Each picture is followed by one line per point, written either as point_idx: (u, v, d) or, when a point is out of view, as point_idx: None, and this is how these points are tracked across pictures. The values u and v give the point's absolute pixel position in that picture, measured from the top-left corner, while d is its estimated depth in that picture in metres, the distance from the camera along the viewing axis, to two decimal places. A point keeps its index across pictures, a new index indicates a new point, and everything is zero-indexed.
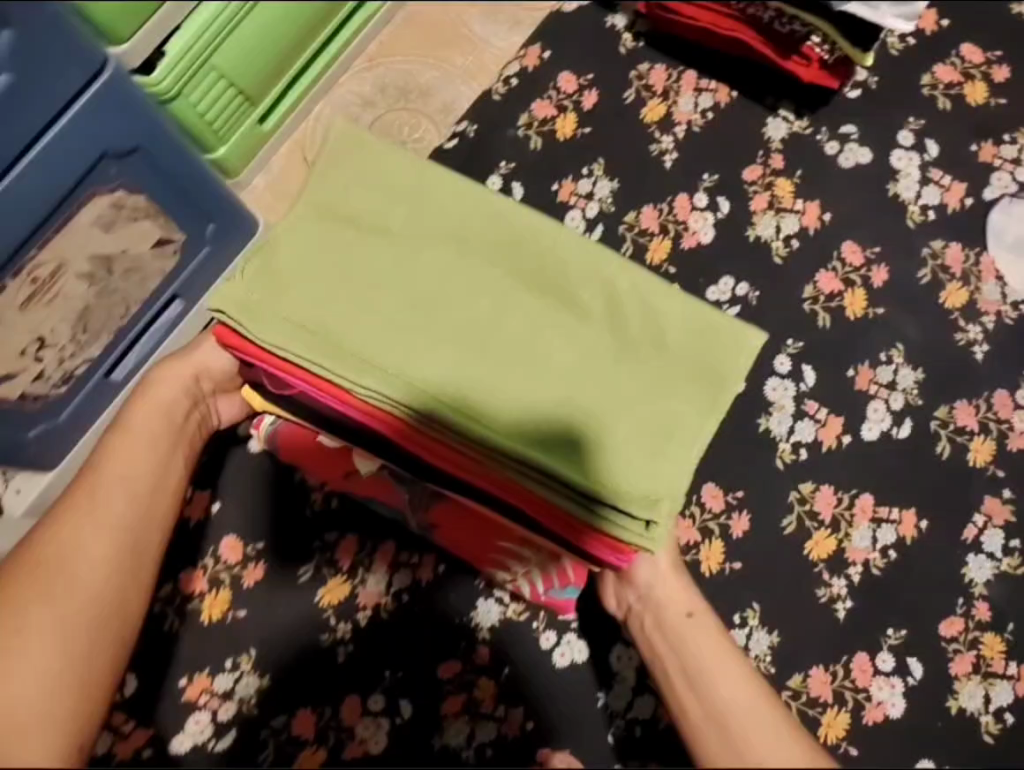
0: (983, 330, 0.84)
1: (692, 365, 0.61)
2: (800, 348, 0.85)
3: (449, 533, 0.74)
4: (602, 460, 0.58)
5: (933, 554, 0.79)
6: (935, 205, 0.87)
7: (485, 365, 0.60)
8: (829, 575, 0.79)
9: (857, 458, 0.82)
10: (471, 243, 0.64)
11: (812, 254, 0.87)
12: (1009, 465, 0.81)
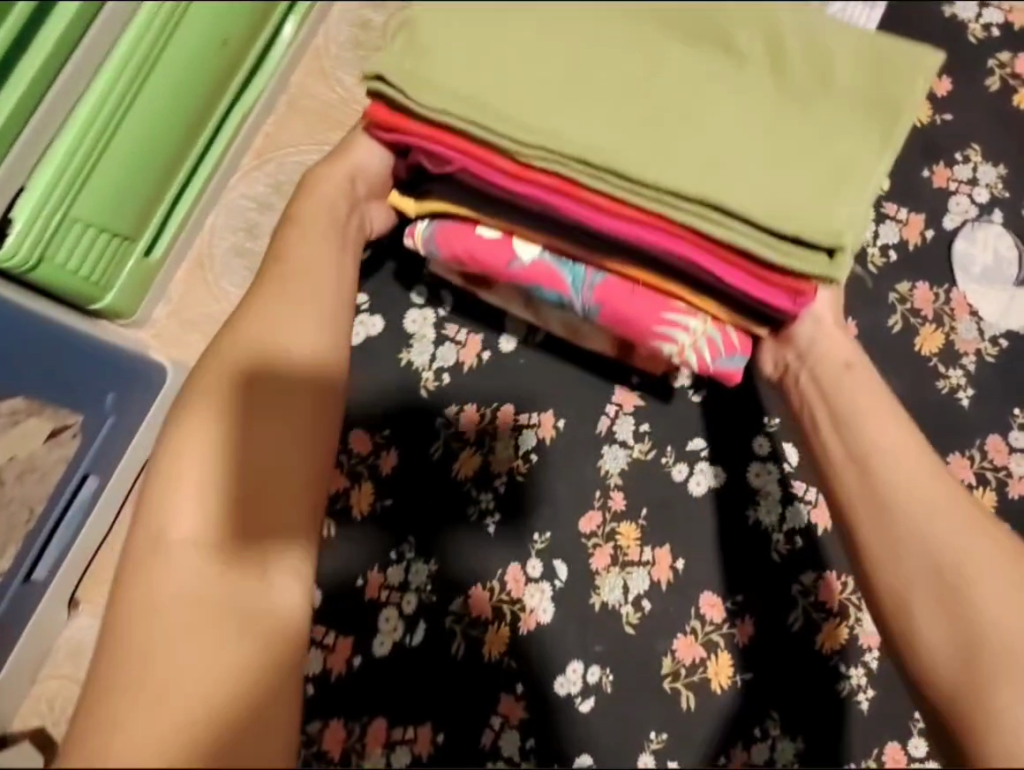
0: (965, 373, 0.79)
1: (868, 102, 0.67)
2: (777, 426, 0.80)
3: (612, 314, 0.69)
4: (787, 189, 0.64)
5: None
6: (895, 243, 0.82)
7: (661, 144, 0.66)
8: (846, 667, 0.75)
9: None
10: (623, 11, 0.71)
11: None
12: (1013, 515, 0.76)
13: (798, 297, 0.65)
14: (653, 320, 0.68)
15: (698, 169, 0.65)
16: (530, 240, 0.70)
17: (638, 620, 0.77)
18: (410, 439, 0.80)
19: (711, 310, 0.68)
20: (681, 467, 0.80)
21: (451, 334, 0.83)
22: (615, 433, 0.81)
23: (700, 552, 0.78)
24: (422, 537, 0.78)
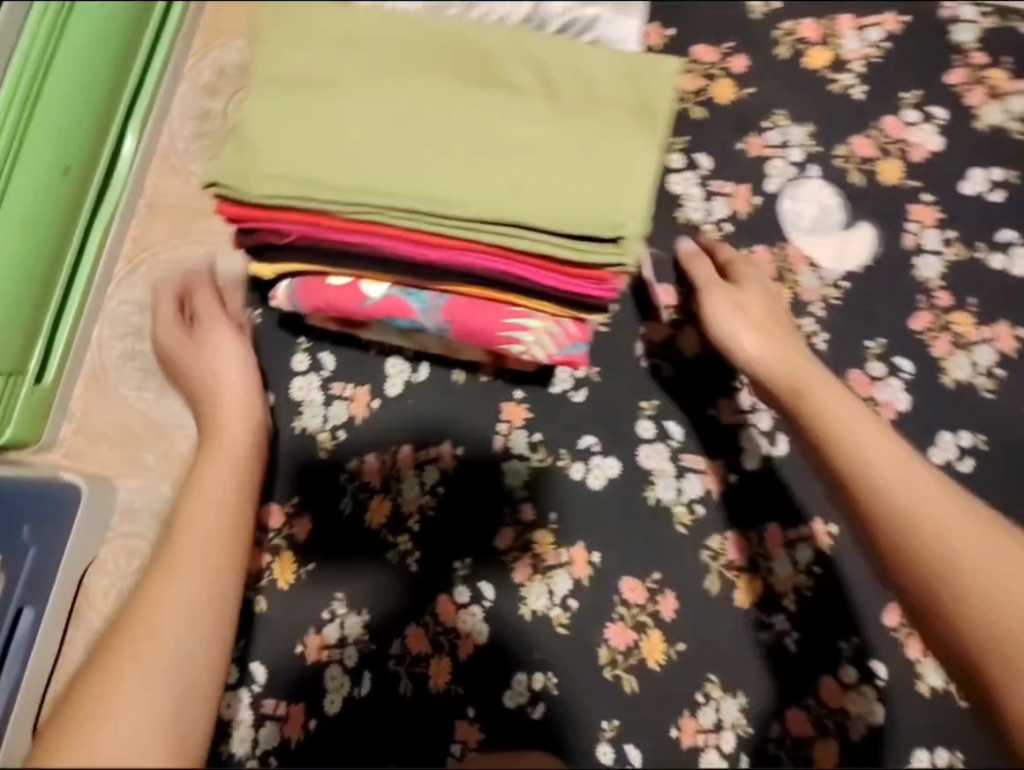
0: (816, 319, 0.85)
1: (632, 108, 0.69)
2: (657, 406, 0.84)
3: (461, 330, 0.72)
4: (575, 201, 0.66)
5: (853, 555, 0.79)
6: (728, 216, 0.88)
7: (460, 182, 0.68)
8: (767, 616, 0.78)
9: (750, 491, 0.81)
10: (402, 61, 0.72)
11: (634, 304, 0.88)
12: None
13: (605, 286, 0.68)
14: (496, 329, 0.71)
15: (495, 198, 0.67)
16: (373, 279, 0.72)
17: (567, 620, 0.80)
18: (318, 501, 0.83)
19: (543, 309, 0.71)
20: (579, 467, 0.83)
21: (338, 392, 0.86)
22: (511, 448, 0.85)
23: (612, 540, 0.81)
24: (351, 591, 0.81)
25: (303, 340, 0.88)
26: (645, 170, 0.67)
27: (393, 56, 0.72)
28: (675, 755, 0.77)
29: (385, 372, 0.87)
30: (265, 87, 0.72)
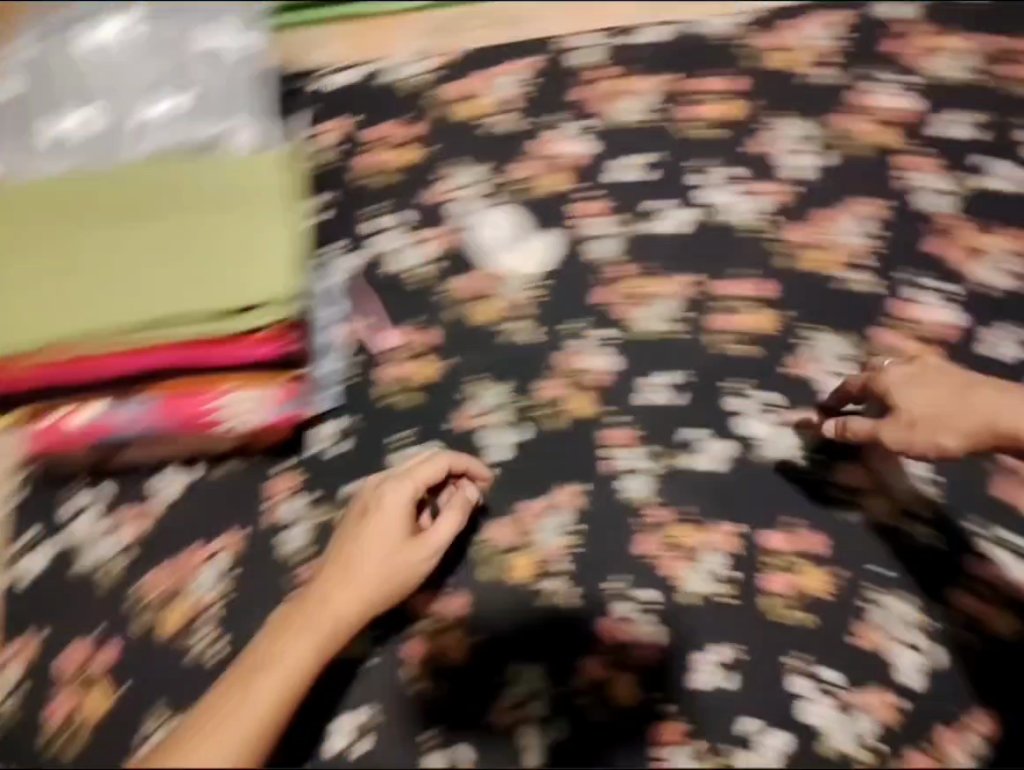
0: (526, 322, 0.97)
1: (269, 200, 0.90)
2: (411, 433, 0.93)
3: (178, 420, 0.86)
4: (235, 282, 0.85)
5: (603, 506, 0.89)
6: (431, 257, 0.99)
7: (143, 296, 0.85)
8: (543, 583, 0.87)
9: (506, 481, 0.91)
10: (87, 218, 0.89)
11: (372, 353, 0.96)
12: (605, 400, 0.94)
13: (275, 344, 0.85)
14: (203, 409, 0.85)
15: (173, 301, 0.84)
16: (92, 403, 0.86)
17: (376, 648, 0.85)
18: (120, 621, 0.86)
19: (238, 380, 0.86)
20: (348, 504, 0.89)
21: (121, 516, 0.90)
22: (291, 514, 0.89)
23: None
24: (170, 695, 0.83)
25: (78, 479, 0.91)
26: (296, 240, 0.88)
27: (73, 221, 0.88)
28: (495, 734, 0.83)
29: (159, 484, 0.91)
30: None
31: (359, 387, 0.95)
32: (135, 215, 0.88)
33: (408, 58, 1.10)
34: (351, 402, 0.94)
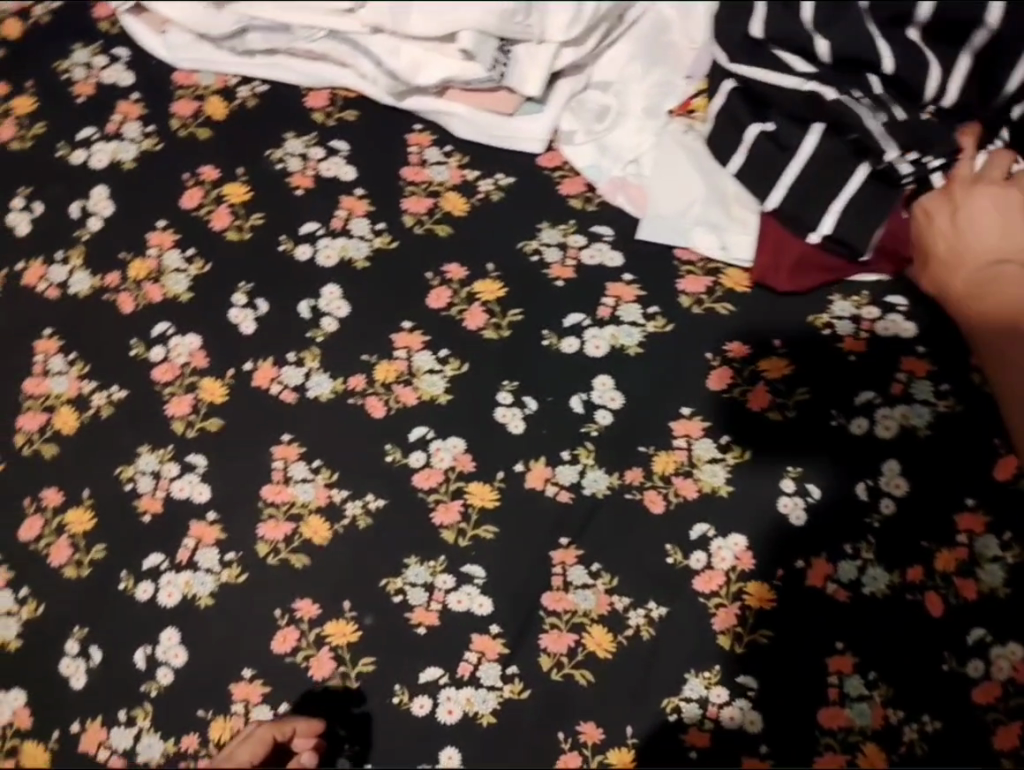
0: (250, 303, 0.80)
1: None
2: (178, 471, 0.77)
3: None
4: None
5: (385, 542, 0.74)
6: (155, 324, 0.81)
7: None
8: (349, 660, 0.72)
9: (265, 513, 0.75)
10: None
11: (97, 429, 0.79)
12: (392, 387, 0.77)
13: None
14: None
15: None
16: None
17: (152, 717, 0.73)
18: None
19: None
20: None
21: None
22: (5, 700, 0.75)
23: (170, 674, 0.73)
24: None
25: None
26: None
27: None
28: None
29: None
30: None
31: (97, 469, 0.78)
32: None
33: None
34: (114, 379, 0.80)
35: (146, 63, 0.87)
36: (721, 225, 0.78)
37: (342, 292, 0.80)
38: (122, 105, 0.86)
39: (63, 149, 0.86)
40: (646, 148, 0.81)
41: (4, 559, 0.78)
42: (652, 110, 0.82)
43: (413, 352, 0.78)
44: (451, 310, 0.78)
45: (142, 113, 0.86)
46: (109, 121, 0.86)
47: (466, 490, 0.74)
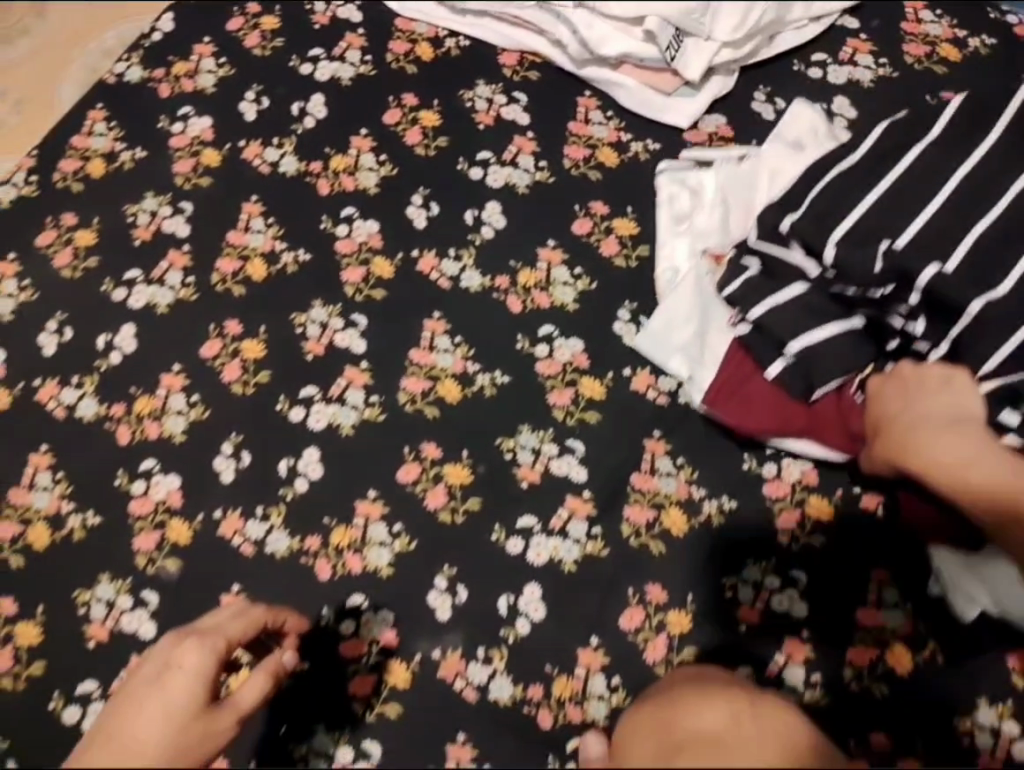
0: (425, 204, 0.97)
1: (81, 313, 0.95)
2: (344, 323, 0.92)
3: (57, 435, 0.90)
4: (72, 395, 0.92)
5: (507, 410, 0.88)
6: (344, 207, 0.97)
7: (44, 364, 0.93)
8: (461, 497, 0.85)
9: (410, 371, 0.90)
10: (55, 283, 0.96)
11: (282, 280, 0.95)
12: (533, 291, 0.92)
13: (50, 436, 0.90)
14: (111, 412, 0.91)
15: (50, 380, 0.92)
16: (49, 471, 0.89)
17: (284, 516, 0.85)
18: (37, 593, 0.85)
19: (143, 371, 0.92)
20: (138, 486, 0.88)
21: (34, 509, 0.88)
22: (162, 480, 0.88)
23: (307, 484, 0.86)
24: (104, 610, 0.84)
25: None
26: (114, 342, 0.93)
27: (19, 241, 0.98)
28: (471, 614, 0.81)
29: (56, 475, 0.89)
30: None
31: (276, 310, 0.93)
32: (53, 252, 0.97)
33: (199, 31, 1.07)
34: (303, 244, 0.96)
35: (373, 9, 1.07)
36: (697, 364, 0.85)
37: (502, 208, 0.96)
38: (349, 36, 1.05)
39: (294, 61, 1.04)
40: (682, 272, 0.90)
41: (182, 368, 0.92)
42: (702, 246, 0.91)
43: (553, 265, 0.93)
44: (591, 237, 0.94)
45: (364, 45, 1.05)
46: (336, 46, 1.05)
47: (580, 382, 0.88)
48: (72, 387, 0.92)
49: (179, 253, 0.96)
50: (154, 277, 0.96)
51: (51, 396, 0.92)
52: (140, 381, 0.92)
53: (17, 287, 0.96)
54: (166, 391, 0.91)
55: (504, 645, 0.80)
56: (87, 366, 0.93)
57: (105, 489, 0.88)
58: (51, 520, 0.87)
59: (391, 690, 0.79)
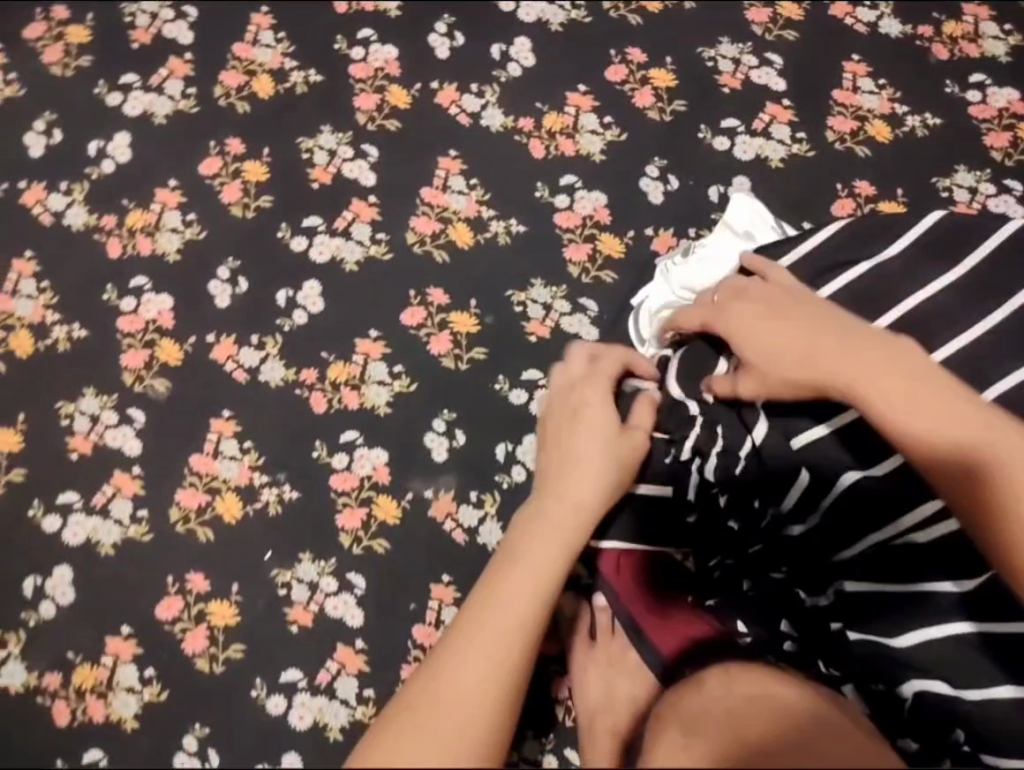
0: (452, 33, 0.90)
1: (70, 113, 0.88)
2: (353, 151, 0.87)
3: (38, 239, 0.85)
4: (58, 200, 0.86)
5: (521, 259, 0.84)
6: (364, 28, 0.91)
7: (29, 163, 0.87)
8: (465, 344, 0.82)
9: (421, 208, 0.85)
10: (44, 80, 0.89)
11: (290, 101, 0.88)
12: (556, 138, 0.87)
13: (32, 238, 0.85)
14: (100, 222, 0.85)
15: (34, 180, 0.86)
16: (28, 277, 0.84)
17: (279, 345, 0.82)
18: (14, 397, 0.81)
19: (135, 182, 0.86)
20: (128, 302, 0.83)
21: (12, 313, 0.83)
22: (152, 296, 0.83)
23: (309, 316, 0.83)
24: (86, 422, 0.81)
25: None
26: (107, 147, 0.87)
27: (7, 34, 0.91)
28: (466, 458, 0.80)
29: (37, 279, 0.84)
30: None
31: (282, 130, 0.87)
32: (44, 45, 0.90)
33: None
34: (317, 65, 0.89)
35: None
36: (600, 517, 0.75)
37: (531, 46, 0.90)
38: None
39: None
40: None
41: (179, 184, 0.86)
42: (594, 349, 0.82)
43: (582, 112, 0.87)
44: (625, 85, 0.88)
45: None
46: None
47: (598, 238, 0.84)
48: (60, 190, 0.86)
49: (181, 60, 0.90)
50: (152, 84, 0.89)
51: (36, 191, 0.86)
52: (132, 192, 0.86)
53: None
54: (160, 207, 0.86)
55: (499, 492, 0.79)
56: (76, 170, 0.87)
57: (92, 302, 0.83)
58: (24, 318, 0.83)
59: (378, 526, 0.78)
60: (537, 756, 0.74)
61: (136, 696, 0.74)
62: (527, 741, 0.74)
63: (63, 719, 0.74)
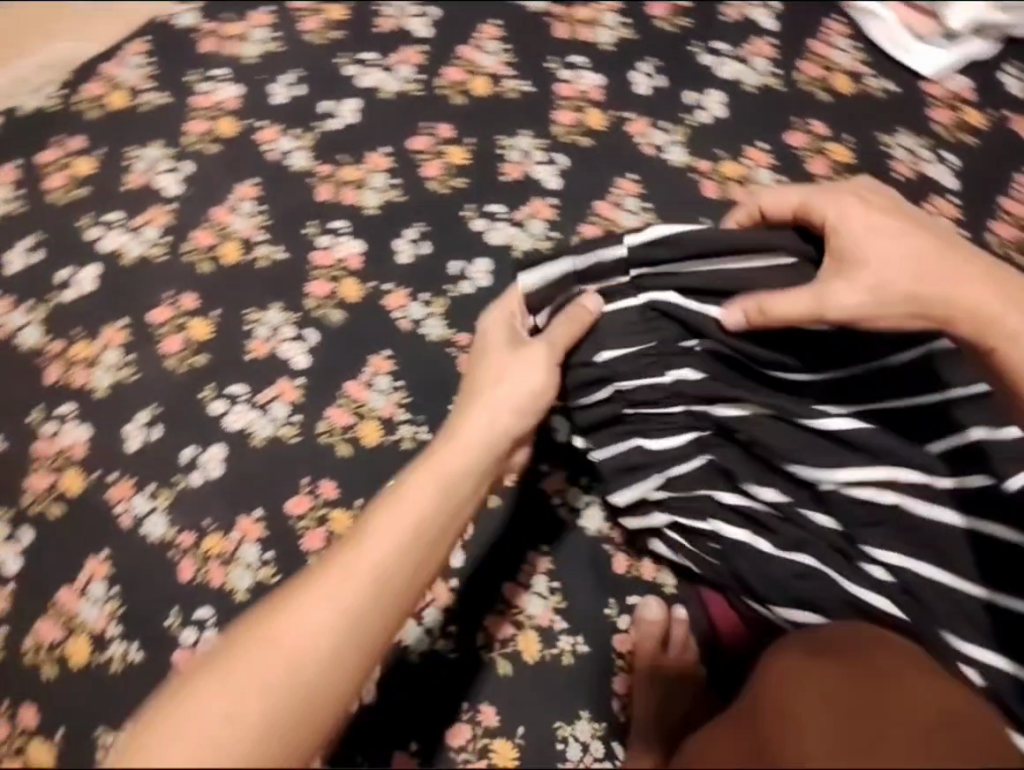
0: (655, 74, 1.01)
1: (317, 78, 1.04)
2: (545, 156, 0.97)
3: (267, 172, 1.00)
4: (290, 145, 1.01)
5: None
6: (577, 53, 1.02)
7: (274, 111, 1.03)
8: None
9: (594, 218, 0.95)
10: (302, 47, 1.06)
11: (501, 101, 1.00)
12: (729, 184, 0.95)
13: (262, 170, 1.00)
14: (319, 169, 0.99)
15: (273, 126, 1.02)
16: (251, 201, 0.98)
17: (445, 306, 0.92)
18: (214, 294, 0.94)
19: (355, 141, 1.00)
20: (325, 239, 0.96)
21: (230, 227, 0.97)
22: (346, 239, 0.96)
23: (475, 288, 0.93)
24: (266, 330, 0.92)
25: (203, 187, 0.99)
26: (339, 109, 1.02)
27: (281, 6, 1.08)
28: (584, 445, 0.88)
29: (257, 203, 0.98)
30: (207, 64, 1.06)
31: (488, 125, 0.99)
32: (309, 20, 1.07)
33: None
34: (530, 76, 1.01)
35: None
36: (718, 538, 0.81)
37: (723, 100, 0.99)
38: None
39: None
40: None
41: (391, 151, 0.99)
42: None
43: (757, 166, 0.95)
44: (802, 151, 0.96)
45: None
46: None
47: None
48: (292, 136, 1.01)
49: (416, 51, 1.04)
50: (389, 67, 1.03)
51: (274, 134, 1.01)
52: (351, 147, 1.00)
53: (268, 37, 1.07)
54: (370, 166, 0.99)
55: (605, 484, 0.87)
56: (310, 123, 1.01)
57: (296, 232, 0.96)
58: (237, 235, 0.97)
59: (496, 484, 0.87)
60: (588, 738, 0.81)
61: (252, 572, 0.84)
62: (581, 720, 0.81)
63: (187, 573, 0.84)
